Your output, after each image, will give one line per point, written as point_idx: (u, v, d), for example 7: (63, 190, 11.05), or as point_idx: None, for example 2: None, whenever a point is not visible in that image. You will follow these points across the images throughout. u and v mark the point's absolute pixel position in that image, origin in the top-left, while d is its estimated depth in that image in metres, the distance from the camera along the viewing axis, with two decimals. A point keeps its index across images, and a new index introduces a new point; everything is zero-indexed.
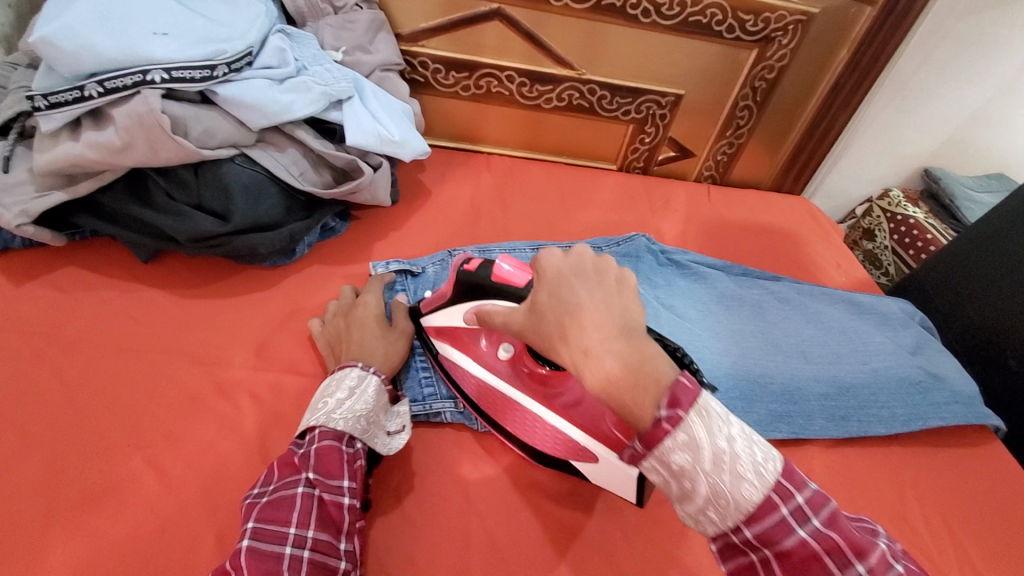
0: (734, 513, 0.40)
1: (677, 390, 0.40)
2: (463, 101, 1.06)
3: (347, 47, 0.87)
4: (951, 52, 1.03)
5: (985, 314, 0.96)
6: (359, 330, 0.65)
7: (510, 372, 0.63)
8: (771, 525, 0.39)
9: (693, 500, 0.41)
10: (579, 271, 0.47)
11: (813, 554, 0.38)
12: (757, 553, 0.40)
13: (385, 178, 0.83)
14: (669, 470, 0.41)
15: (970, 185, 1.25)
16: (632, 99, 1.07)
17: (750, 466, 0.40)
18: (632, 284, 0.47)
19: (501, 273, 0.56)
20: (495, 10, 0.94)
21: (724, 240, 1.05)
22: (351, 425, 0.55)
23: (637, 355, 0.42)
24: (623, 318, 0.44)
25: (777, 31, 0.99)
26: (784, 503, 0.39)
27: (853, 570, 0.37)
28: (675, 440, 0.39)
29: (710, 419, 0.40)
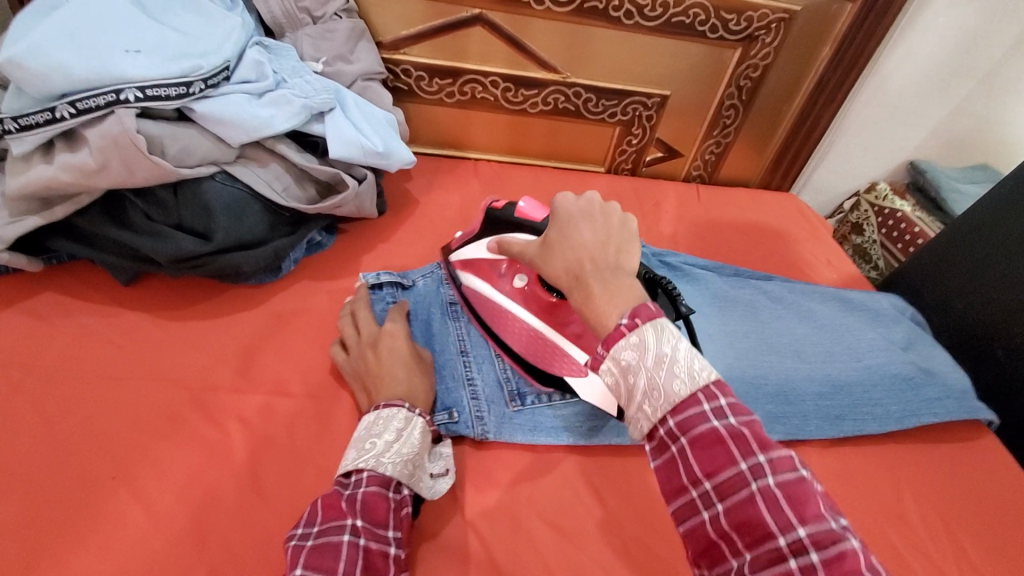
0: (664, 406, 0.40)
1: (640, 306, 0.43)
2: (448, 108, 1.04)
3: (328, 57, 0.86)
4: (932, 45, 1.03)
5: (974, 307, 0.96)
6: (394, 364, 0.63)
7: (524, 300, 0.71)
8: (691, 415, 0.39)
9: (633, 397, 0.42)
10: (587, 213, 0.51)
11: (721, 441, 0.38)
12: (675, 444, 0.40)
13: (371, 190, 0.82)
14: (619, 369, 0.42)
15: (956, 176, 1.25)
16: (619, 101, 1.06)
17: (686, 368, 0.40)
18: (633, 230, 0.51)
19: (524, 209, 0.66)
20: (477, 16, 0.93)
21: (714, 240, 1.05)
22: (398, 470, 0.54)
23: (620, 282, 0.46)
24: (619, 254, 0.48)
25: (761, 29, 0.99)
26: (705, 398, 0.40)
27: (755, 458, 0.38)
28: (628, 341, 0.41)
29: (664, 331, 0.41)
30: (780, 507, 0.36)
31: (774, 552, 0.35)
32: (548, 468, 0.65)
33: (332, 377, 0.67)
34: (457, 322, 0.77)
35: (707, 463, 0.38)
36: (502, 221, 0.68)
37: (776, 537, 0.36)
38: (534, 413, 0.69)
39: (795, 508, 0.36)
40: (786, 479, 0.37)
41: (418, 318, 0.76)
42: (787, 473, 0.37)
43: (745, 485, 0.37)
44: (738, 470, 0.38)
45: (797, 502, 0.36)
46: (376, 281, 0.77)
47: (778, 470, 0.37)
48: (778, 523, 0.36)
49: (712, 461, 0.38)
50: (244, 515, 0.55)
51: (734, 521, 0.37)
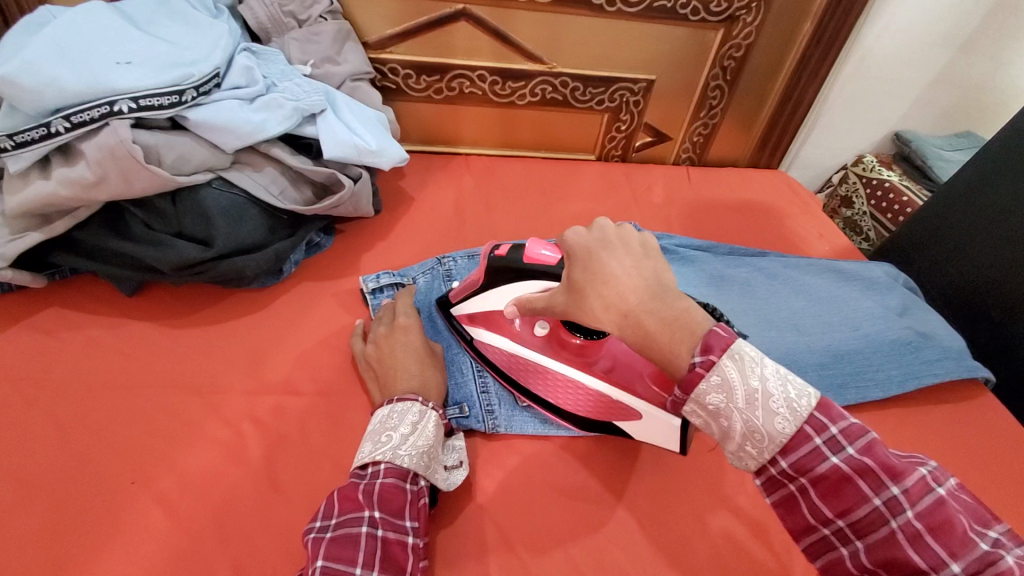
0: (771, 446, 0.42)
1: (710, 338, 0.43)
2: (437, 105, 1.05)
3: (316, 60, 0.87)
4: (909, 15, 1.05)
5: (965, 270, 0.98)
6: (409, 356, 0.64)
7: (545, 346, 0.69)
8: (805, 456, 0.42)
9: (732, 437, 0.43)
10: (606, 244, 0.50)
11: (846, 478, 0.41)
12: (795, 483, 0.43)
13: (367, 188, 0.82)
14: (707, 412, 0.44)
15: (940, 144, 1.27)
16: (605, 88, 1.07)
17: (782, 401, 0.42)
18: (655, 249, 0.51)
19: (530, 254, 0.61)
20: (460, 11, 0.93)
21: (708, 220, 1.06)
22: (415, 462, 0.55)
23: (672, 310, 0.45)
24: (655, 279, 0.47)
25: (741, 10, 1.00)
26: (818, 434, 0.41)
27: (887, 491, 0.40)
28: (710, 381, 0.42)
29: (744, 362, 0.42)
30: (924, 541, 0.39)
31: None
32: (560, 450, 0.67)
33: (341, 374, 0.68)
34: None
35: (836, 501, 0.41)
36: (513, 270, 0.63)
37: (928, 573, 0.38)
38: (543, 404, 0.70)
39: (942, 541, 0.38)
40: (923, 509, 0.39)
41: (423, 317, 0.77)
42: (924, 501, 0.39)
43: (883, 521, 0.40)
44: (874, 506, 0.40)
45: (942, 533, 0.38)
46: (376, 285, 0.77)
47: (913, 500, 0.39)
48: (926, 559, 0.38)
49: (842, 500, 0.41)
50: (265, 513, 0.56)
51: (878, 558, 0.40)
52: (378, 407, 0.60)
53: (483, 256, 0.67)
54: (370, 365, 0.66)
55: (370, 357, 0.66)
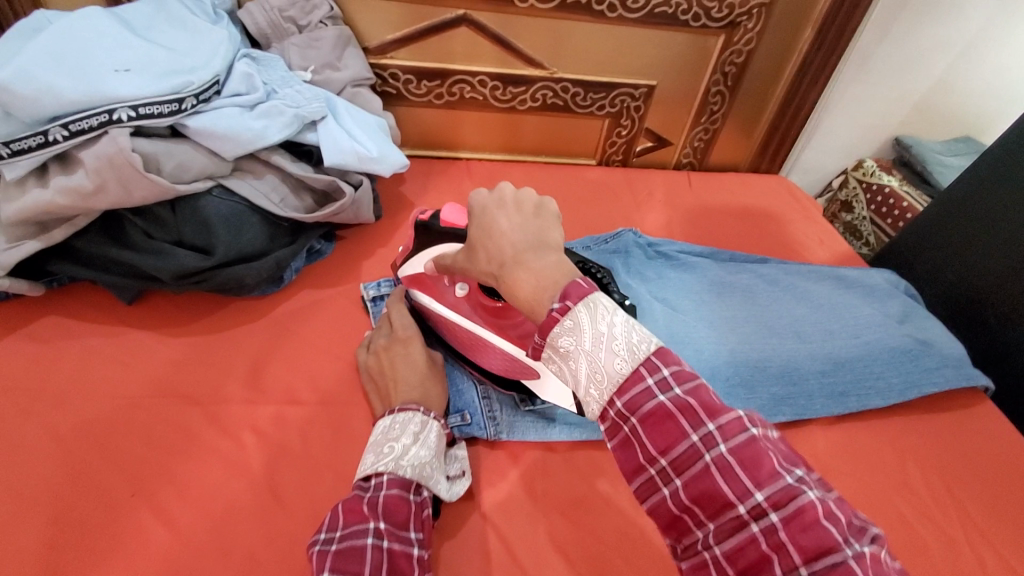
0: (610, 387, 0.40)
1: (570, 287, 0.41)
2: (437, 110, 1.05)
3: (316, 66, 0.86)
4: (910, 21, 1.05)
5: (964, 277, 0.98)
6: (411, 368, 0.64)
7: (468, 307, 0.69)
8: (636, 393, 0.39)
9: (578, 380, 0.41)
10: (500, 204, 0.50)
11: (669, 415, 0.37)
12: (627, 424, 0.39)
13: (368, 195, 0.82)
14: (559, 355, 0.41)
15: (940, 150, 1.28)
16: (606, 94, 1.07)
17: (624, 343, 0.39)
18: (551, 210, 0.49)
19: (448, 218, 0.66)
20: (462, 16, 0.93)
21: (708, 226, 1.06)
22: (418, 472, 0.55)
23: (542, 263, 0.44)
24: (536, 237, 0.47)
25: (742, 16, 1.00)
26: (651, 375, 0.39)
27: (704, 428, 0.37)
28: (562, 325, 0.40)
29: (596, 309, 0.40)
30: (735, 475, 0.36)
31: (735, 520, 0.35)
32: (561, 460, 0.67)
33: (342, 384, 0.67)
34: None
35: (658, 440, 0.38)
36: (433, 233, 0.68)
37: (735, 505, 0.35)
38: (545, 410, 0.70)
39: (749, 473, 0.35)
40: (738, 444, 0.36)
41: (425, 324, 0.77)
42: (738, 437, 0.36)
43: (698, 457, 0.37)
44: (691, 443, 0.37)
45: (750, 466, 0.35)
46: (376, 293, 0.77)
47: (730, 436, 0.36)
48: (735, 491, 0.35)
49: (664, 437, 0.37)
50: (265, 525, 0.56)
51: (695, 494, 0.37)
52: (379, 418, 0.60)
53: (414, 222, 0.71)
54: (372, 377, 0.65)
55: (372, 368, 0.66)
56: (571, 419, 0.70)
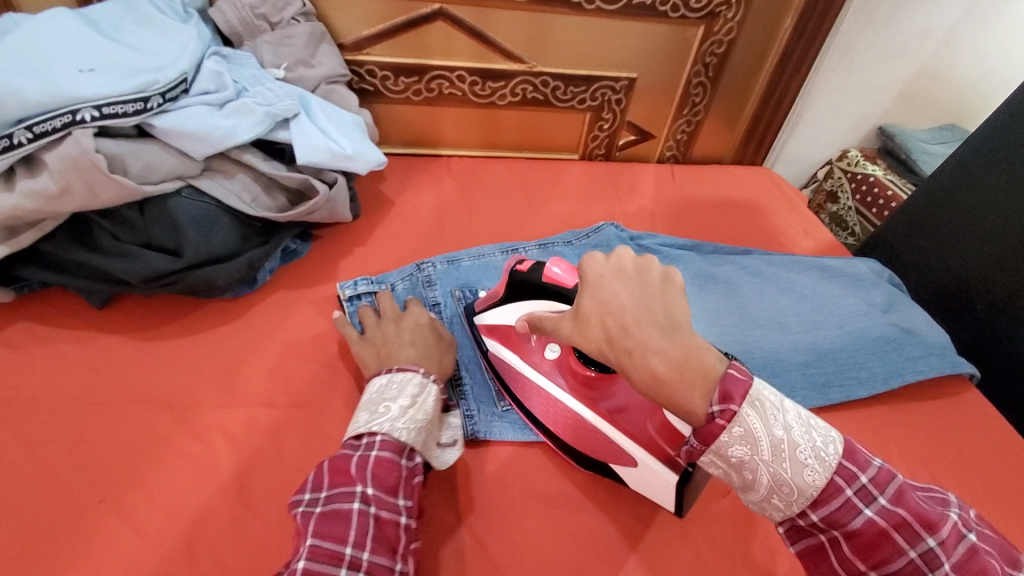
0: (800, 498, 0.43)
1: (728, 383, 0.43)
2: (416, 106, 1.04)
3: (289, 63, 0.85)
4: (891, 9, 1.04)
5: (950, 264, 0.98)
6: (414, 339, 0.65)
7: (558, 374, 0.66)
8: (837, 508, 0.43)
9: (759, 490, 0.44)
10: (622, 275, 0.49)
11: (882, 531, 0.42)
12: (827, 534, 0.44)
13: (343, 194, 0.81)
14: (729, 463, 0.44)
15: (924, 138, 1.27)
16: (587, 87, 1.06)
17: (809, 452, 0.43)
18: (676, 282, 0.49)
19: (554, 274, 0.61)
20: (437, 11, 0.92)
21: (692, 218, 1.05)
22: (412, 436, 0.54)
23: (682, 354, 0.44)
24: (666, 315, 0.47)
25: (721, 6, 0.99)
26: (849, 486, 0.42)
27: (923, 543, 0.41)
28: (732, 435, 0.43)
29: (765, 409, 0.43)
30: None
31: None
32: (540, 459, 0.66)
33: (316, 385, 0.66)
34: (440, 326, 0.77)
35: (872, 556, 0.42)
36: (530, 286, 0.64)
37: None
38: None
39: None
40: (958, 557, 0.41)
41: None
42: (957, 549, 0.41)
43: (922, 574, 0.41)
44: (909, 559, 0.41)
45: None
46: (353, 293, 0.76)
47: (949, 550, 0.41)
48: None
49: (877, 553, 0.42)
50: (237, 528, 0.55)
51: None
52: (374, 376, 0.60)
53: (506, 270, 0.68)
54: (370, 347, 0.65)
55: (375, 338, 0.67)
56: None
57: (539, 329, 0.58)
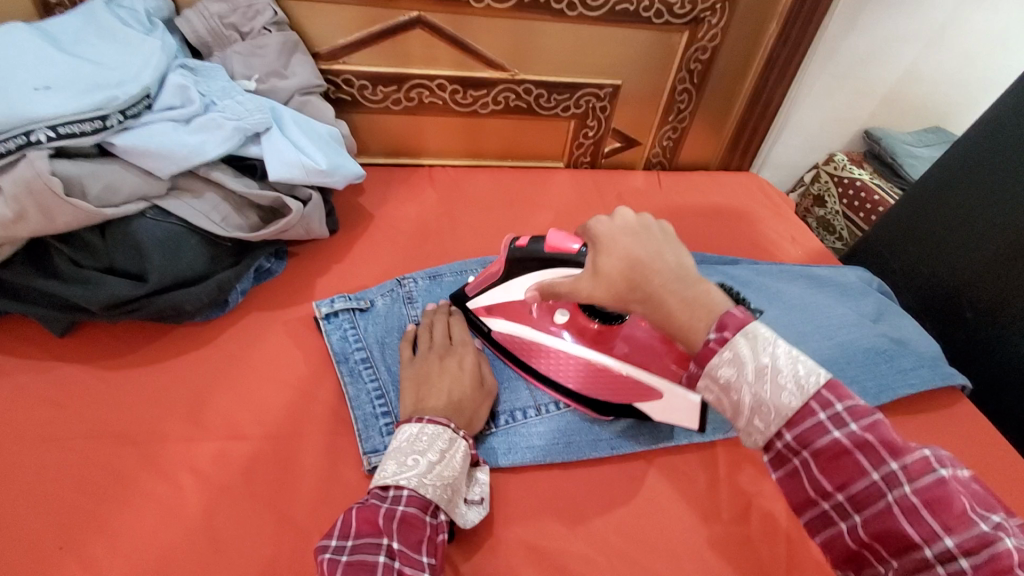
0: (777, 420, 0.44)
1: (727, 317, 0.47)
2: (395, 115, 1.01)
3: (261, 74, 0.82)
4: (876, 13, 1.03)
5: (938, 271, 0.97)
6: (451, 387, 0.62)
7: (568, 333, 0.70)
8: (808, 428, 0.44)
9: (741, 412, 0.46)
10: (628, 230, 0.56)
11: (846, 452, 0.43)
12: (798, 457, 0.45)
13: (318, 210, 0.78)
14: (719, 386, 0.47)
15: (910, 141, 1.27)
16: (570, 95, 1.04)
17: (791, 378, 0.44)
18: (672, 234, 0.56)
19: (553, 242, 0.63)
20: (415, 18, 0.89)
21: (679, 227, 1.04)
22: (438, 494, 0.53)
23: (692, 294, 0.51)
24: (676, 264, 0.53)
25: (705, 11, 0.97)
26: (823, 410, 0.44)
27: (886, 467, 0.42)
28: (721, 356, 0.46)
29: (756, 341, 0.45)
30: (922, 517, 0.40)
31: (918, 559, 0.40)
32: (525, 487, 0.63)
33: (290, 415, 0.63)
34: None
35: (837, 475, 0.43)
36: (534, 259, 0.65)
37: (920, 546, 0.40)
38: (509, 433, 0.66)
39: (939, 517, 0.39)
40: (922, 484, 0.40)
41: (378, 342, 0.71)
42: (925, 477, 0.40)
43: (881, 495, 0.42)
44: (872, 480, 0.42)
45: (939, 509, 0.39)
46: (329, 310, 0.72)
47: (913, 477, 0.41)
48: (921, 532, 0.40)
49: (841, 474, 0.43)
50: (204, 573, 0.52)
51: (873, 531, 0.42)
52: (403, 423, 0.57)
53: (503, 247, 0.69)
54: (410, 376, 0.64)
55: (418, 365, 0.65)
56: (533, 445, 0.66)
57: (553, 293, 0.63)
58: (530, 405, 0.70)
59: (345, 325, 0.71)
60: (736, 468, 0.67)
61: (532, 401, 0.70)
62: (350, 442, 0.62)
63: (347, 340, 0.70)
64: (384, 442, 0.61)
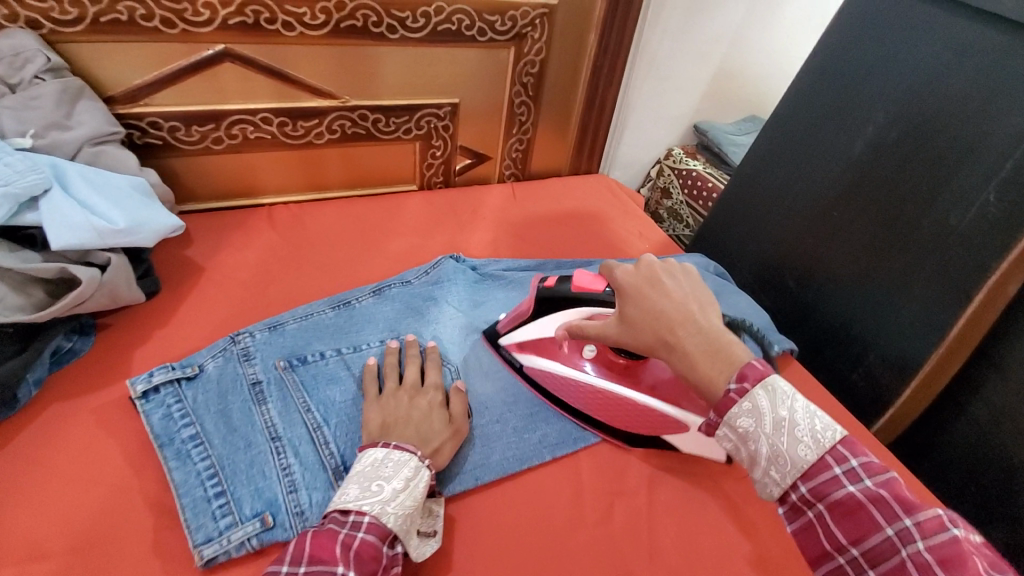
0: (794, 471, 0.48)
1: (746, 368, 0.51)
2: (220, 155, 0.93)
3: (38, 128, 0.71)
4: (682, 20, 1.13)
5: (764, 247, 1.08)
6: (418, 425, 0.63)
7: (596, 366, 0.74)
8: (823, 481, 0.47)
9: (760, 463, 0.50)
10: (651, 282, 0.62)
11: (859, 504, 0.46)
12: (813, 509, 0.48)
13: (123, 274, 0.69)
14: (738, 435, 0.51)
15: (732, 130, 1.41)
16: (409, 117, 1.02)
17: (808, 431, 0.48)
18: (700, 283, 0.62)
19: (580, 283, 0.71)
20: (222, 51, 0.83)
21: (534, 235, 1.06)
22: (399, 524, 0.52)
23: (714, 342, 0.55)
24: (702, 314, 0.58)
25: (526, 27, 1.00)
26: (838, 464, 0.47)
27: (900, 523, 0.44)
28: (742, 407, 0.50)
29: (775, 393, 0.49)
30: (935, 573, 0.41)
31: None
32: None
33: (103, 518, 0.55)
34: (264, 406, 0.65)
35: (850, 529, 0.46)
36: (560, 297, 0.72)
37: None
38: None
39: None
40: (935, 542, 0.42)
41: (210, 412, 0.64)
42: (938, 536, 0.42)
43: (895, 550, 0.44)
44: (886, 535, 0.44)
45: (952, 566, 0.41)
46: (146, 387, 0.64)
47: (926, 534, 0.43)
48: None
49: (855, 527, 0.46)
50: None
51: None
52: (369, 448, 0.57)
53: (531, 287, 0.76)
54: (378, 411, 0.63)
55: (386, 403, 0.65)
56: None
57: (582, 335, 0.69)
58: None
59: (169, 402, 0.64)
60: (599, 472, 0.69)
61: None
62: (178, 536, 0.55)
63: (171, 419, 0.63)
64: (218, 527, 0.55)
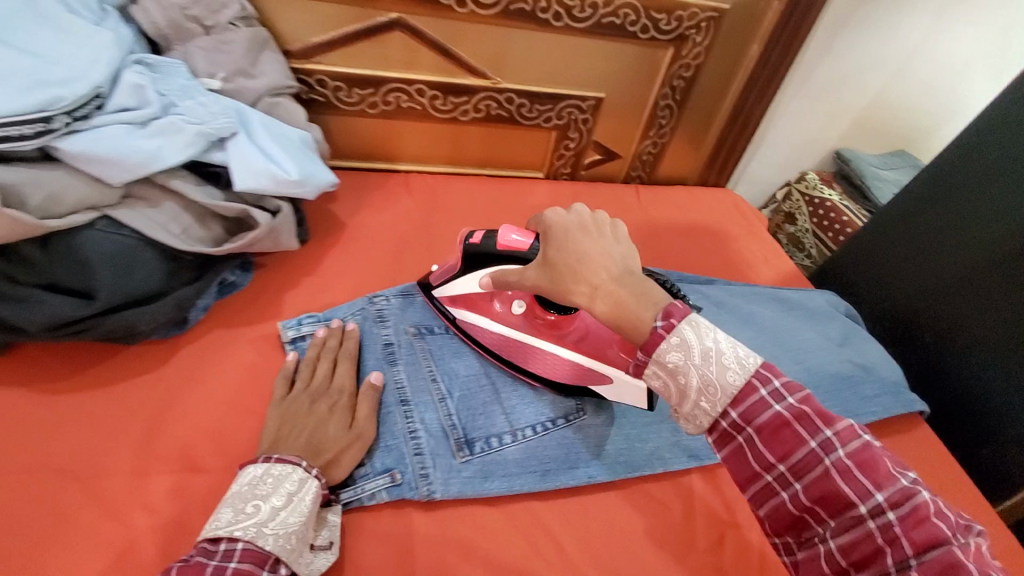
0: (724, 399, 0.46)
1: (671, 307, 0.48)
2: (370, 119, 0.96)
3: (226, 73, 0.76)
4: (851, 40, 1.05)
5: (899, 295, 0.99)
6: (314, 432, 0.58)
7: (522, 321, 0.71)
8: (752, 404, 0.45)
9: (687, 395, 0.47)
10: (581, 227, 0.57)
11: (784, 423, 0.45)
12: (743, 434, 0.46)
13: (288, 221, 0.73)
14: (666, 371, 0.47)
15: (877, 163, 1.31)
16: (553, 106, 1.02)
17: (733, 359, 0.46)
18: (623, 235, 0.57)
19: (505, 240, 0.63)
20: (395, 20, 0.85)
21: (658, 243, 1.03)
22: (279, 544, 0.48)
23: (636, 287, 0.51)
24: (622, 263, 0.54)
25: (690, 29, 0.96)
26: (764, 386, 0.46)
27: (822, 435, 0.44)
28: (669, 342, 0.46)
29: (699, 326, 0.47)
30: (854, 476, 0.43)
31: (854, 517, 0.42)
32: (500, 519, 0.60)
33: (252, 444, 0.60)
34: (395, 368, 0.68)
35: (778, 447, 0.45)
36: (485, 255, 0.65)
37: (857, 504, 0.42)
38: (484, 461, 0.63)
39: (868, 476, 0.42)
40: (854, 449, 0.43)
41: None
42: (853, 443, 0.43)
43: (820, 461, 0.44)
44: (810, 449, 0.44)
45: (868, 469, 0.43)
46: (296, 333, 0.69)
47: (845, 442, 0.44)
48: (856, 491, 0.42)
49: (782, 445, 0.45)
50: None
51: (813, 496, 0.44)
52: (248, 465, 0.53)
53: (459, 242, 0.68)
54: (275, 418, 0.59)
55: (286, 407, 0.60)
56: (513, 473, 0.63)
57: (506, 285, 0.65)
58: (505, 430, 0.66)
59: None
60: (711, 496, 0.67)
61: (508, 425, 0.67)
62: None
63: None
64: (354, 475, 0.59)
